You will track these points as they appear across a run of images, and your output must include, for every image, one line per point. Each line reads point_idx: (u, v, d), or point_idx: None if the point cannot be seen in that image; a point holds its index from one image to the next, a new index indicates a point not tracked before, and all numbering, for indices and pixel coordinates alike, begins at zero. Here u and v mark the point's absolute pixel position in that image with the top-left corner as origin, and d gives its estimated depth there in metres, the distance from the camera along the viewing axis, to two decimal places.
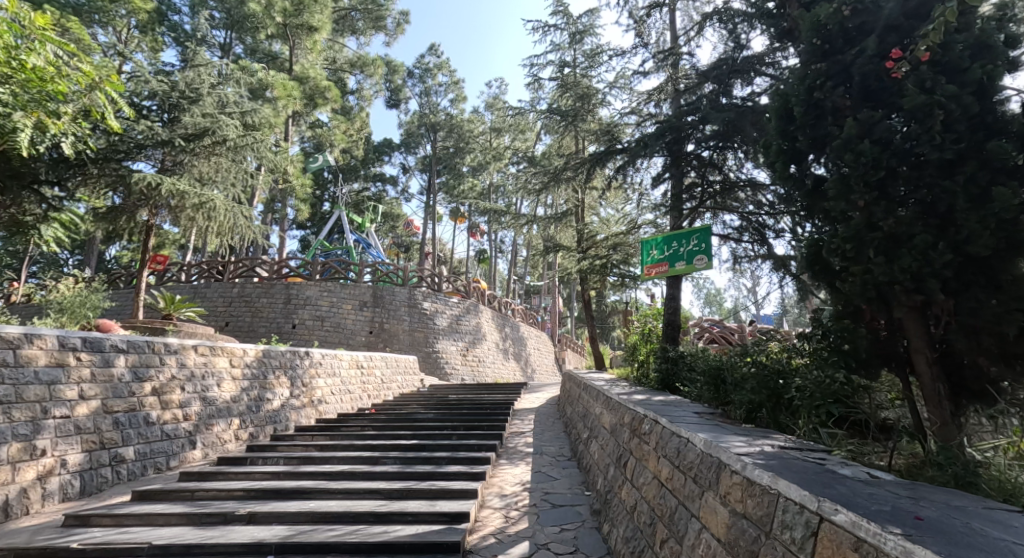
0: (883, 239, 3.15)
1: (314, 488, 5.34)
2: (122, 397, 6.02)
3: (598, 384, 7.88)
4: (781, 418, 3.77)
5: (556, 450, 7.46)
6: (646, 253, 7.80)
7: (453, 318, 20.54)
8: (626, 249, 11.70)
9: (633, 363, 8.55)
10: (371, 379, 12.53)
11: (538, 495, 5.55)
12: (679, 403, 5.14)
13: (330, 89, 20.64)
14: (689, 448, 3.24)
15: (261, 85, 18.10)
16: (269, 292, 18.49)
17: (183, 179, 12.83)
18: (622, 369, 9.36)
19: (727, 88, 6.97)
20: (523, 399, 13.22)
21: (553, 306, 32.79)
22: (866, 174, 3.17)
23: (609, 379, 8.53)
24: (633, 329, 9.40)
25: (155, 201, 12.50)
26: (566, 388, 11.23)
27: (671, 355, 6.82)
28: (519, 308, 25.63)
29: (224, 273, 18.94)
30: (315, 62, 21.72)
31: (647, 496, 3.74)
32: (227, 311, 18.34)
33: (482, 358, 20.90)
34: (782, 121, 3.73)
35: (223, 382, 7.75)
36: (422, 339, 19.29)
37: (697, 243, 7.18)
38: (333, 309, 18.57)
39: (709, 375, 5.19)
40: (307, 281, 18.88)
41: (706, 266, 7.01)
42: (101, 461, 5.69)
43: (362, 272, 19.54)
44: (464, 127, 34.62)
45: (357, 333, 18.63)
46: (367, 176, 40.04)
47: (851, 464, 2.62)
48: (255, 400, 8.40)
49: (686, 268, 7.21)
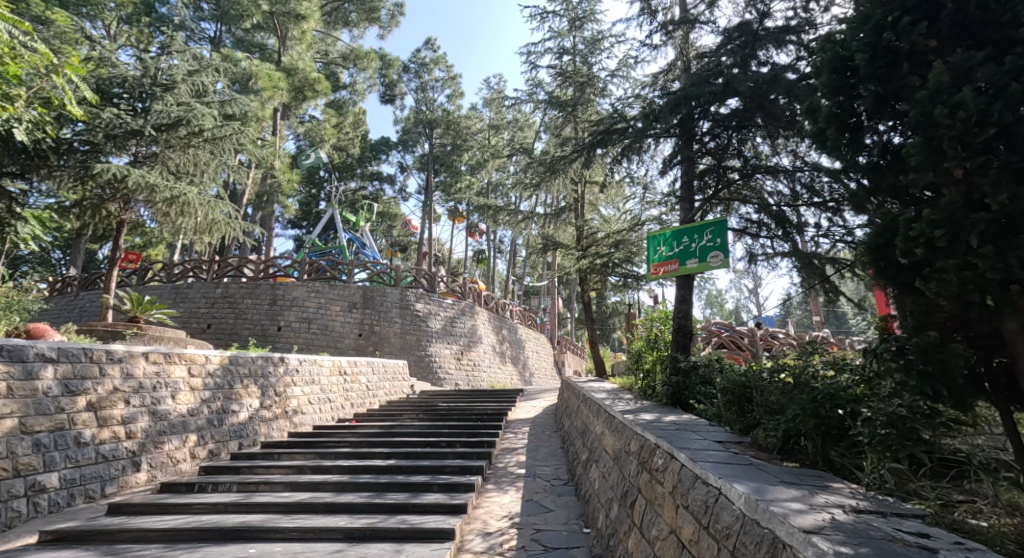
0: (992, 219, 2.56)
1: (262, 526, 4.50)
2: (47, 414, 5.18)
3: (598, 397, 7.04)
4: (843, 460, 2.97)
5: (551, 472, 6.60)
6: (651, 250, 6.97)
7: (447, 320, 19.69)
8: (628, 247, 10.88)
9: (638, 372, 7.70)
10: (355, 387, 11.69)
11: (528, 534, 4.71)
12: (696, 428, 4.28)
13: (320, 81, 19.80)
14: (720, 502, 2.45)
15: (246, 76, 17.27)
16: (254, 292, 17.70)
17: (154, 171, 11.97)
18: (625, 377, 8.53)
19: (751, 56, 6.13)
20: (518, 407, 12.38)
21: (552, 307, 31.96)
22: (967, 132, 2.60)
23: (610, 390, 7.69)
24: (637, 334, 8.55)
25: (124, 194, 11.65)
26: (564, 397, 10.38)
27: (681, 365, 5.99)
28: (516, 309, 24.78)
29: (208, 272, 18.14)
30: (305, 54, 20.88)
31: (661, 554, 2.94)
32: (209, 313, 17.52)
33: (478, 361, 20.04)
34: (840, 78, 3.22)
35: (178, 394, 6.90)
36: (415, 342, 18.44)
37: (711, 238, 6.34)
38: (321, 310, 17.74)
39: (734, 392, 4.38)
40: (294, 281, 18.07)
41: (721, 264, 6.17)
42: (15, 492, 4.83)
43: (351, 272, 18.71)
44: (461, 123, 33.80)
45: (345, 335, 17.79)
46: (363, 175, 39.39)
47: (963, 545, 1.88)
48: (217, 413, 7.54)
49: (698, 266, 6.37)
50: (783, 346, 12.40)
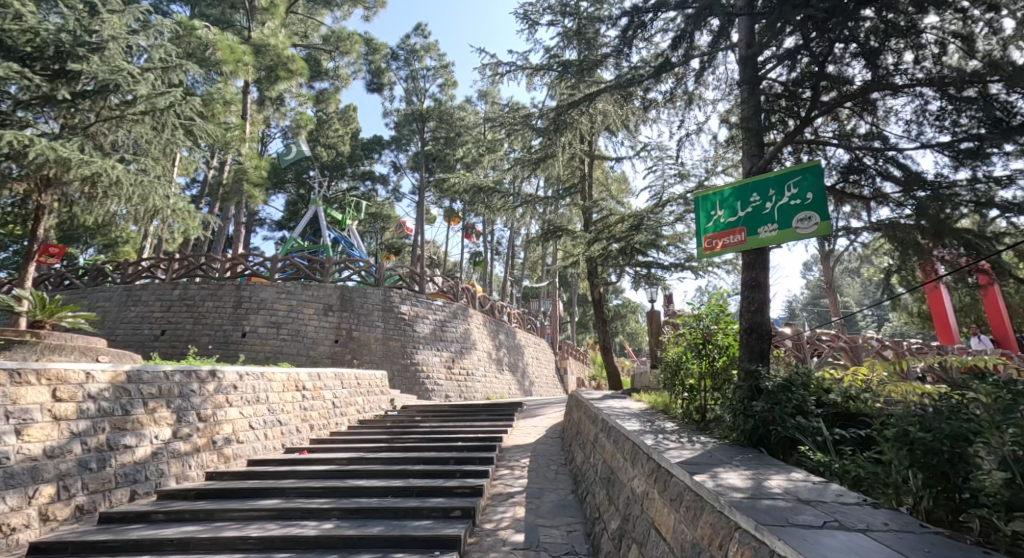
0: None
1: None
2: None
3: (628, 428, 4.92)
4: None
5: (563, 541, 4.54)
6: (702, 220, 4.92)
7: (437, 324, 17.59)
8: (649, 230, 8.80)
9: (679, 388, 5.68)
10: (315, 405, 9.60)
11: None
12: (857, 519, 2.26)
13: (293, 59, 17.74)
14: None
15: (201, 46, 15.15)
16: (216, 294, 15.72)
17: (73, 144, 9.86)
18: (658, 396, 6.46)
19: None
20: (515, 427, 10.26)
21: (553, 311, 29.79)
22: None
23: (641, 415, 5.60)
24: (673, 338, 6.46)
25: (32, 173, 9.56)
26: (572, 416, 8.29)
27: (768, 387, 3.91)
28: (515, 312, 22.71)
29: (168, 272, 16.28)
30: (278, 30, 18.78)
31: None
32: (164, 318, 15.44)
33: (471, 370, 17.91)
34: None
35: (29, 429, 4.80)
36: (398, 350, 16.33)
37: (793, 194, 4.29)
38: (292, 313, 15.68)
39: (942, 452, 2.58)
40: (261, 281, 16.04)
41: (814, 231, 4.13)
42: None
43: (327, 270, 16.60)
44: (454, 115, 31.71)
45: (319, 342, 15.65)
46: (354, 175, 37.91)
47: None
48: (98, 452, 5.42)
49: (776, 236, 4.34)
50: (833, 351, 10.30)
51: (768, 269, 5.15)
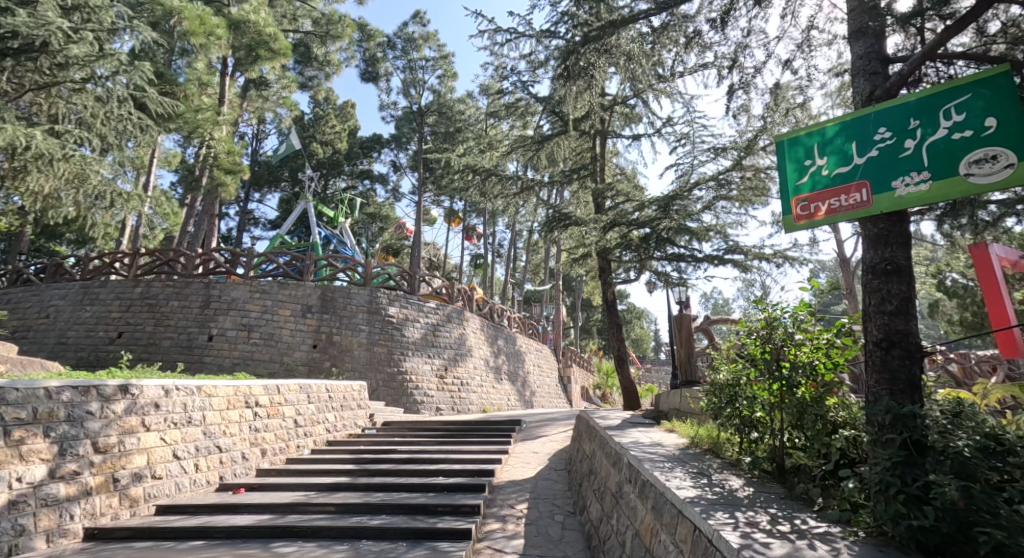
0: None
1: None
2: None
3: (672, 486, 3.29)
4: None
5: None
6: (794, 174, 3.91)
7: (428, 328, 15.93)
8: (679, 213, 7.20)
9: (743, 423, 4.04)
10: (272, 425, 7.97)
11: None
12: None
13: (276, 37, 16.20)
14: None
15: (167, 15, 13.58)
16: (183, 293, 14.21)
17: None
18: (706, 430, 4.75)
19: None
20: (513, 452, 8.58)
21: (555, 316, 28.07)
22: None
23: (683, 461, 3.95)
24: (727, 349, 4.72)
25: None
26: (581, 447, 6.62)
27: (962, 453, 2.58)
28: (515, 316, 21.09)
29: (129, 268, 14.74)
30: (261, 6, 17.22)
31: None
32: (122, 319, 13.92)
33: (466, 380, 16.21)
34: None
35: None
36: (384, 356, 14.67)
37: (937, 132, 3.32)
38: (266, 315, 14.12)
39: None
40: (234, 279, 14.49)
41: (982, 182, 3.15)
42: None
43: (308, 267, 14.98)
44: (454, 108, 30.01)
45: (295, 347, 14.01)
46: (351, 173, 36.51)
47: None
48: None
49: (919, 192, 3.35)
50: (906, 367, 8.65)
51: (907, 253, 3.54)
